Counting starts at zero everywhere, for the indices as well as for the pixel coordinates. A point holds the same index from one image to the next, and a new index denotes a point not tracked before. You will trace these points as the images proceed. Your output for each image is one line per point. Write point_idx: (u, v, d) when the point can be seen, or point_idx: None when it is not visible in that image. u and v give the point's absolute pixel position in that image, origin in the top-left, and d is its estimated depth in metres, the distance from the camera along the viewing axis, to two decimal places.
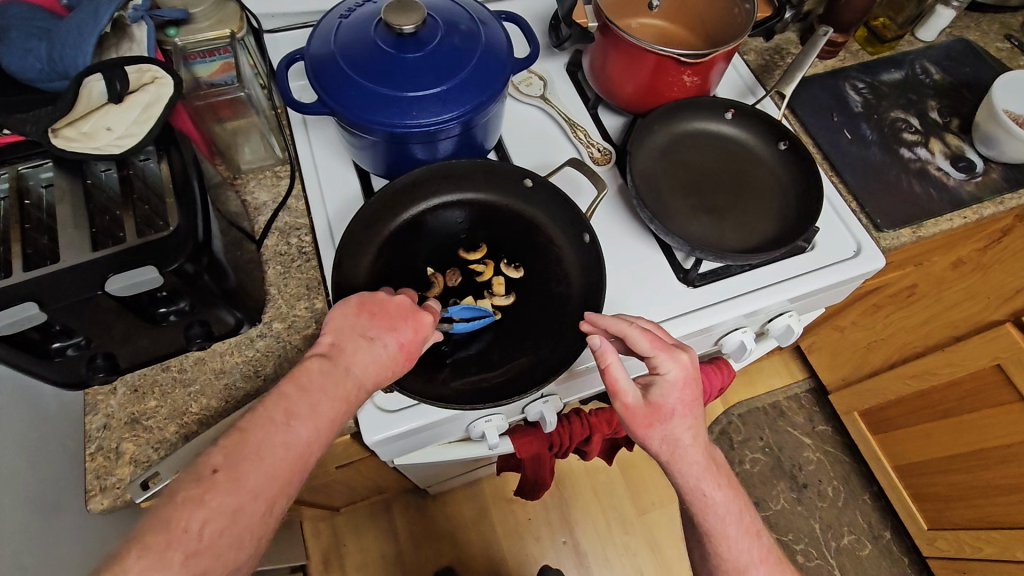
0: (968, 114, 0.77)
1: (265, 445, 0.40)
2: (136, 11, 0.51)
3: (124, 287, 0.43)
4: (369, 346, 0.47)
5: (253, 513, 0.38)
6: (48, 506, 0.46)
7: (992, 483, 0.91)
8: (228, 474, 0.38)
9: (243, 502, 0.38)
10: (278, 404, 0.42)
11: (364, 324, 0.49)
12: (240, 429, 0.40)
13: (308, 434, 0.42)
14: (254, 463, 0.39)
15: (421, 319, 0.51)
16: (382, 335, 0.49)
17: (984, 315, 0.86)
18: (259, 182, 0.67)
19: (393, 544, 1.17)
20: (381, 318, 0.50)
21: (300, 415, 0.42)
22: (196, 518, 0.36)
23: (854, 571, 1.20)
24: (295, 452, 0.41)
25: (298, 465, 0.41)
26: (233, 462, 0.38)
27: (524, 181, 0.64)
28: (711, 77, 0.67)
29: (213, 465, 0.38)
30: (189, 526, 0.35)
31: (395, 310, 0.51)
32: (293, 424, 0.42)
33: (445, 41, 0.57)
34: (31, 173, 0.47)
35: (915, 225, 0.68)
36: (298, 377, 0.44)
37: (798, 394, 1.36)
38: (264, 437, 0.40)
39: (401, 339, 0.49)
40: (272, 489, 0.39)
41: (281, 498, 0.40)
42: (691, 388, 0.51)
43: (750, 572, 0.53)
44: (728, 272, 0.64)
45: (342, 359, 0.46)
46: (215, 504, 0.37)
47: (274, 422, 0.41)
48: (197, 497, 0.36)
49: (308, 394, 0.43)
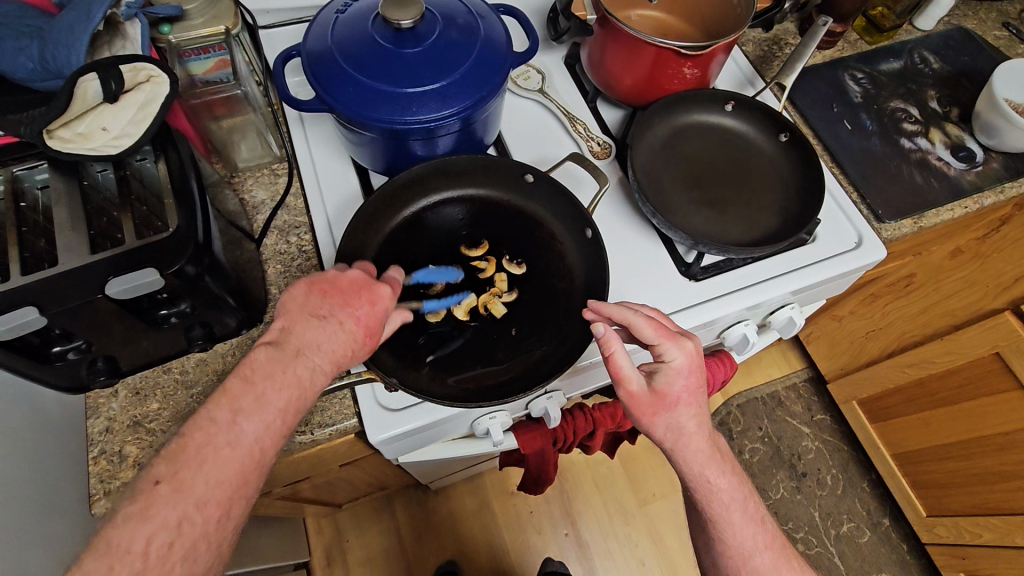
0: (968, 103, 0.76)
1: (206, 450, 0.40)
2: (128, 8, 0.50)
3: (122, 291, 0.42)
4: (321, 325, 0.47)
5: (203, 522, 0.39)
6: (48, 514, 0.46)
7: (991, 470, 0.92)
8: (170, 485, 0.38)
9: (188, 513, 0.38)
10: (220, 403, 0.42)
11: (315, 305, 0.48)
12: (178, 435, 0.40)
13: (256, 431, 0.42)
14: (196, 471, 0.39)
15: (376, 290, 0.50)
16: (334, 313, 0.48)
17: (982, 303, 0.87)
18: (256, 180, 0.67)
19: (395, 539, 1.17)
20: (334, 296, 0.49)
21: (244, 411, 0.42)
22: (140, 537, 0.36)
23: (853, 559, 1.21)
24: (242, 453, 0.41)
25: (249, 466, 0.41)
26: (175, 472, 0.39)
27: (525, 177, 0.64)
28: (711, 68, 0.66)
29: (155, 476, 0.38)
30: (131, 547, 0.36)
31: (348, 285, 0.50)
32: (237, 423, 0.42)
33: (443, 35, 0.56)
34: (26, 174, 0.47)
35: (916, 215, 0.68)
36: (243, 370, 0.44)
37: (797, 384, 1.37)
38: (203, 440, 0.40)
39: (358, 314, 0.48)
40: (223, 495, 0.40)
41: (238, 501, 0.41)
42: (696, 375, 0.51)
43: (756, 559, 0.53)
44: (731, 264, 0.64)
45: (292, 342, 0.46)
46: (160, 519, 0.37)
47: (217, 424, 0.41)
48: (139, 514, 0.37)
49: (252, 385, 0.43)
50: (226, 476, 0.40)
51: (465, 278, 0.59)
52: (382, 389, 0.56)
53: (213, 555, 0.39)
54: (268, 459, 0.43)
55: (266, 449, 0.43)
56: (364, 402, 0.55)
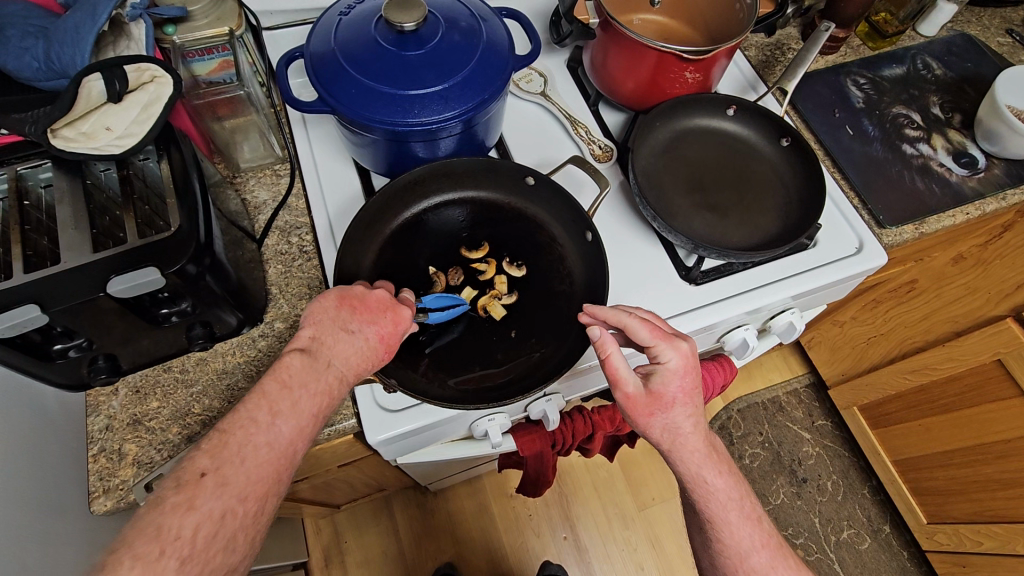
0: (970, 110, 0.76)
1: (247, 448, 0.40)
2: (133, 9, 0.51)
3: (125, 289, 0.42)
4: (349, 340, 0.47)
5: (243, 515, 0.39)
6: (48, 513, 0.46)
7: (992, 477, 0.91)
8: (215, 478, 0.38)
9: (231, 505, 0.38)
10: (259, 403, 0.42)
11: (345, 320, 0.48)
12: (218, 431, 0.41)
13: (292, 433, 0.43)
14: (239, 467, 0.39)
15: (401, 312, 0.50)
16: (362, 330, 0.48)
17: (984, 311, 0.87)
18: (259, 180, 0.67)
19: (394, 541, 1.17)
20: (362, 312, 0.49)
21: (282, 413, 0.43)
22: (188, 524, 0.36)
23: (854, 565, 1.21)
24: (277, 452, 0.42)
25: (283, 464, 0.42)
26: (219, 466, 0.39)
27: (526, 179, 0.64)
28: (713, 73, 0.66)
29: (199, 468, 0.38)
30: (181, 532, 0.36)
31: (375, 304, 0.50)
32: (275, 423, 0.42)
33: (445, 37, 0.56)
34: (29, 173, 0.47)
35: (917, 221, 0.68)
36: (279, 374, 0.44)
37: (797, 389, 1.36)
38: (244, 438, 0.41)
39: (381, 332, 0.49)
40: (261, 489, 0.40)
41: (271, 497, 0.41)
42: (692, 376, 0.51)
43: (752, 558, 0.53)
44: (730, 269, 0.64)
45: (323, 354, 0.46)
46: (205, 509, 0.37)
47: (258, 423, 0.41)
48: (185, 503, 0.37)
49: (289, 391, 0.43)
50: (264, 474, 0.41)
51: (466, 279, 0.60)
52: (381, 390, 0.56)
53: (248, 547, 0.39)
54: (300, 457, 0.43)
55: (299, 450, 0.43)
56: (363, 403, 0.55)
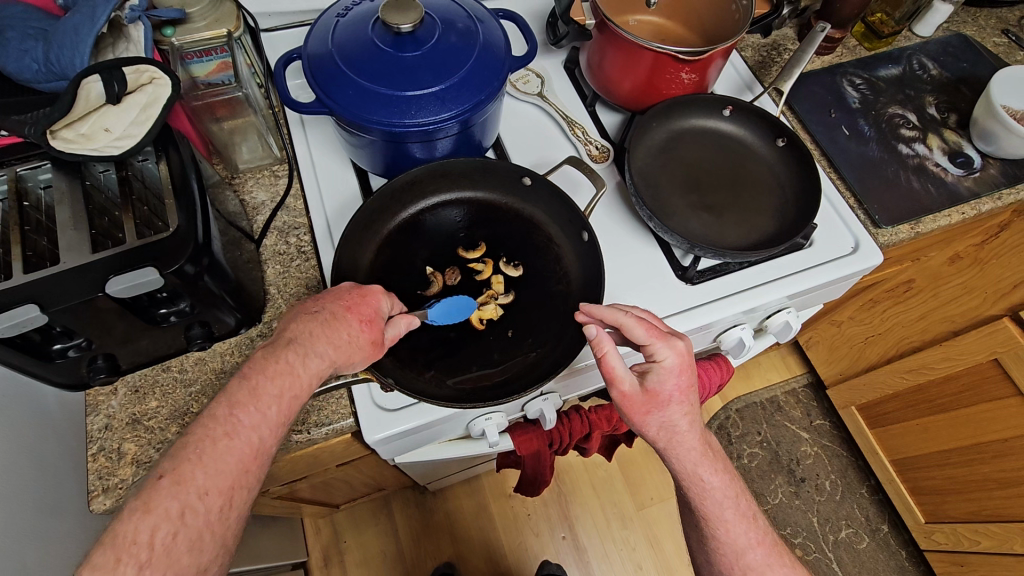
0: (966, 110, 0.77)
1: (205, 443, 0.40)
2: (133, 11, 0.52)
3: (124, 289, 0.43)
4: (313, 319, 0.48)
5: (205, 513, 0.39)
6: (45, 511, 0.46)
7: (989, 476, 0.92)
8: (171, 478, 0.39)
9: (191, 503, 0.39)
10: (219, 400, 0.43)
11: (309, 307, 0.49)
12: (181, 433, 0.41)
13: (254, 422, 0.43)
14: (196, 463, 0.40)
15: (366, 288, 0.52)
16: (326, 308, 0.49)
17: (980, 310, 0.87)
18: (257, 181, 0.67)
19: (393, 541, 1.17)
20: (326, 298, 0.50)
21: (240, 404, 0.43)
22: (145, 528, 0.37)
23: (852, 565, 1.21)
24: (241, 445, 0.42)
25: (250, 456, 0.42)
26: (175, 467, 0.39)
27: (523, 180, 0.64)
28: (709, 73, 0.67)
29: (159, 472, 0.39)
30: (137, 537, 0.36)
31: (339, 291, 0.51)
32: (234, 415, 0.42)
33: (442, 39, 0.57)
34: (29, 174, 0.47)
35: (913, 221, 0.69)
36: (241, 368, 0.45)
37: (796, 389, 1.37)
38: (202, 436, 0.41)
39: (348, 306, 0.50)
40: (225, 484, 0.40)
41: (239, 491, 0.41)
42: (688, 375, 0.51)
43: (748, 555, 0.53)
44: (727, 268, 0.64)
45: (285, 336, 0.47)
46: (162, 510, 0.38)
47: (216, 418, 0.42)
48: (142, 507, 0.37)
49: (248, 381, 0.44)
50: (227, 467, 0.41)
51: (464, 281, 0.60)
52: (378, 389, 0.56)
53: (219, 546, 0.40)
54: (267, 450, 0.43)
55: (267, 438, 0.43)
56: (360, 402, 0.56)
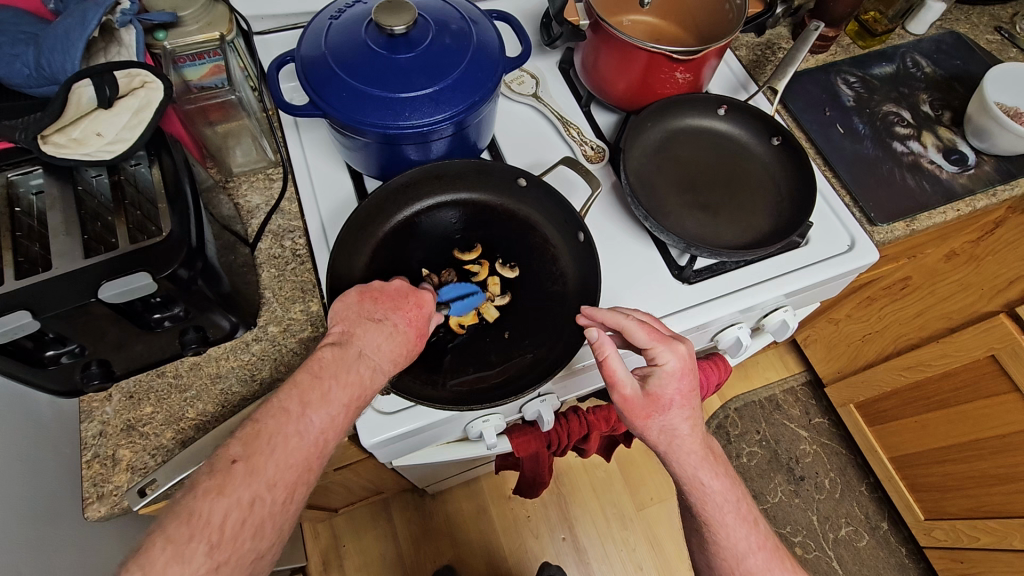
0: (959, 107, 0.77)
1: (278, 437, 0.41)
2: (124, 15, 0.51)
3: (117, 295, 0.42)
4: (378, 327, 0.48)
5: (271, 503, 0.39)
6: (39, 518, 0.46)
7: (988, 473, 0.92)
8: (245, 466, 0.39)
9: (260, 493, 0.39)
10: (291, 394, 0.43)
11: (370, 310, 0.49)
12: (251, 421, 0.41)
13: (322, 424, 0.43)
14: (269, 454, 0.40)
15: (422, 296, 0.52)
16: (389, 316, 0.49)
17: (976, 307, 0.87)
18: (251, 185, 0.67)
19: (393, 544, 1.17)
20: (384, 301, 0.50)
21: (312, 404, 0.43)
22: (218, 510, 0.37)
23: (852, 562, 1.21)
24: (308, 444, 0.42)
25: (314, 454, 0.42)
26: (249, 454, 0.39)
27: (518, 181, 0.64)
28: (703, 72, 0.67)
29: (231, 457, 0.39)
30: (211, 518, 0.37)
31: (395, 293, 0.51)
32: (306, 415, 0.42)
33: (436, 40, 0.56)
34: (20, 180, 0.47)
35: (909, 218, 0.69)
36: (311, 367, 0.45)
37: (794, 388, 1.37)
38: (276, 427, 0.41)
39: (408, 317, 0.50)
40: (291, 479, 0.41)
41: (300, 487, 0.41)
42: (689, 378, 0.51)
43: (749, 560, 0.53)
44: (724, 267, 0.64)
45: (353, 344, 0.47)
46: (236, 496, 0.38)
47: (289, 414, 0.42)
48: (216, 489, 0.38)
49: (319, 381, 0.44)
50: (294, 463, 0.41)
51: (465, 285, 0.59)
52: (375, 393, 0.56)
53: (276, 536, 0.40)
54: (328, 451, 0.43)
55: (329, 440, 0.43)
56: None
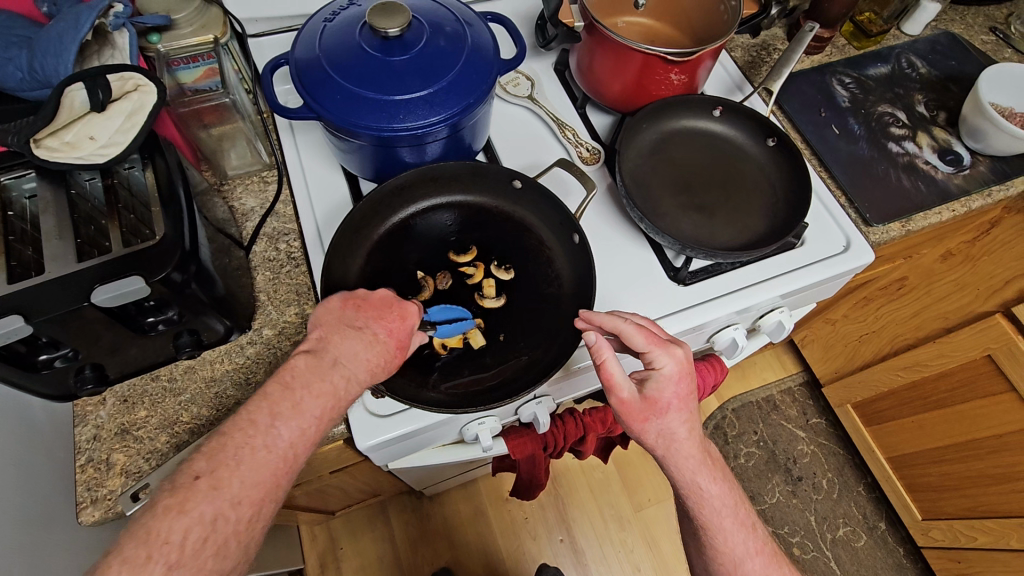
0: (954, 108, 0.77)
1: (244, 451, 0.41)
2: (117, 18, 0.51)
3: (110, 299, 0.42)
4: (357, 335, 0.48)
5: (236, 521, 0.39)
6: (32, 523, 0.46)
7: (984, 473, 0.92)
8: (208, 481, 0.39)
9: (224, 510, 0.39)
10: (260, 406, 0.43)
11: (351, 317, 0.49)
12: (218, 435, 0.41)
13: (291, 436, 0.43)
14: (234, 470, 0.40)
15: (406, 307, 0.51)
16: (370, 325, 0.49)
17: (973, 306, 0.87)
18: (246, 188, 0.67)
19: (391, 546, 1.17)
20: (367, 310, 0.50)
21: (282, 415, 0.43)
22: (177, 529, 0.37)
23: (850, 562, 1.21)
24: (275, 457, 0.42)
25: (281, 470, 0.42)
26: (213, 470, 0.39)
27: (513, 183, 0.64)
28: (698, 74, 0.67)
29: (195, 472, 0.39)
30: (170, 537, 0.36)
31: (379, 302, 0.51)
32: (274, 427, 0.42)
33: (431, 42, 0.56)
34: (13, 184, 0.47)
35: (905, 219, 0.69)
36: (283, 377, 0.45)
37: (791, 388, 1.37)
38: (242, 441, 0.41)
39: (390, 328, 0.50)
40: (257, 495, 0.41)
41: (266, 504, 0.41)
42: (686, 382, 0.51)
43: (746, 564, 0.53)
44: (719, 269, 0.64)
45: (328, 352, 0.47)
46: (197, 513, 0.38)
47: (257, 427, 0.42)
48: (177, 507, 0.38)
49: (290, 392, 0.44)
50: (261, 479, 0.41)
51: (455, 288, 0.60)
52: (370, 396, 0.56)
53: (241, 556, 0.40)
54: (298, 465, 0.43)
55: (299, 454, 0.43)
56: (353, 408, 0.55)
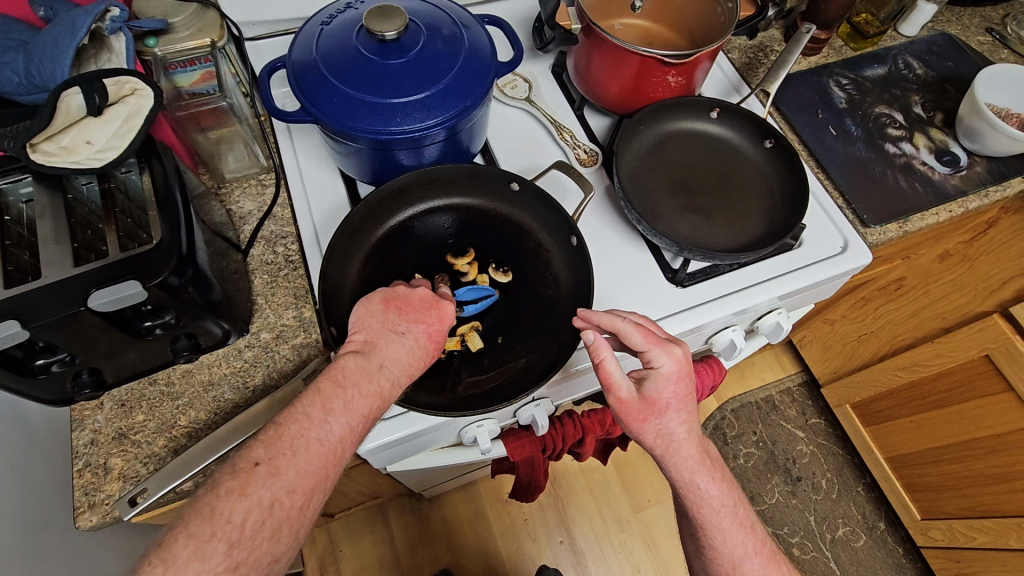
0: (951, 108, 0.77)
1: (300, 441, 0.41)
2: (113, 22, 0.50)
3: (107, 303, 0.42)
4: (400, 340, 0.48)
5: (289, 507, 0.39)
6: (27, 530, 0.46)
7: (983, 472, 0.92)
8: (268, 468, 0.39)
9: (280, 495, 0.38)
10: (314, 401, 0.43)
11: (393, 321, 0.49)
12: (275, 424, 0.41)
13: (341, 431, 0.43)
14: (292, 459, 0.40)
15: (444, 308, 0.51)
16: (411, 329, 0.49)
17: (971, 306, 0.87)
18: (244, 191, 0.67)
19: (390, 549, 1.16)
20: (407, 313, 0.50)
21: (335, 411, 0.43)
22: (238, 509, 0.37)
23: (850, 562, 1.21)
24: (327, 449, 0.42)
25: (331, 462, 0.42)
26: (273, 457, 0.39)
27: (511, 185, 0.64)
28: (695, 76, 0.67)
29: (255, 458, 0.39)
30: (231, 517, 0.36)
31: (419, 303, 0.51)
32: (328, 421, 0.42)
33: (428, 45, 0.56)
34: (9, 188, 0.47)
35: (902, 220, 0.69)
36: (334, 374, 0.44)
37: (791, 388, 1.37)
38: (299, 432, 0.41)
39: (428, 330, 0.50)
40: (308, 483, 0.40)
41: (317, 492, 0.41)
42: (685, 382, 0.51)
43: (745, 564, 0.53)
44: (717, 271, 0.65)
45: (376, 355, 0.47)
46: (257, 496, 0.38)
47: (311, 419, 0.42)
48: (239, 489, 0.37)
49: (342, 390, 0.44)
50: (312, 469, 0.40)
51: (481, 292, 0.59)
52: None
53: (293, 540, 0.39)
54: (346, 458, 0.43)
55: (347, 448, 0.43)
56: None
